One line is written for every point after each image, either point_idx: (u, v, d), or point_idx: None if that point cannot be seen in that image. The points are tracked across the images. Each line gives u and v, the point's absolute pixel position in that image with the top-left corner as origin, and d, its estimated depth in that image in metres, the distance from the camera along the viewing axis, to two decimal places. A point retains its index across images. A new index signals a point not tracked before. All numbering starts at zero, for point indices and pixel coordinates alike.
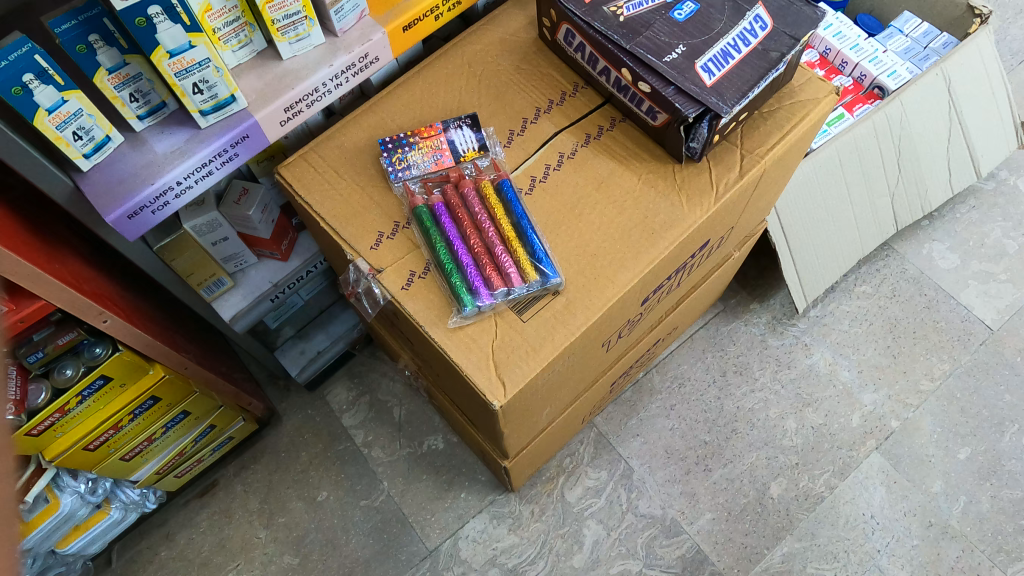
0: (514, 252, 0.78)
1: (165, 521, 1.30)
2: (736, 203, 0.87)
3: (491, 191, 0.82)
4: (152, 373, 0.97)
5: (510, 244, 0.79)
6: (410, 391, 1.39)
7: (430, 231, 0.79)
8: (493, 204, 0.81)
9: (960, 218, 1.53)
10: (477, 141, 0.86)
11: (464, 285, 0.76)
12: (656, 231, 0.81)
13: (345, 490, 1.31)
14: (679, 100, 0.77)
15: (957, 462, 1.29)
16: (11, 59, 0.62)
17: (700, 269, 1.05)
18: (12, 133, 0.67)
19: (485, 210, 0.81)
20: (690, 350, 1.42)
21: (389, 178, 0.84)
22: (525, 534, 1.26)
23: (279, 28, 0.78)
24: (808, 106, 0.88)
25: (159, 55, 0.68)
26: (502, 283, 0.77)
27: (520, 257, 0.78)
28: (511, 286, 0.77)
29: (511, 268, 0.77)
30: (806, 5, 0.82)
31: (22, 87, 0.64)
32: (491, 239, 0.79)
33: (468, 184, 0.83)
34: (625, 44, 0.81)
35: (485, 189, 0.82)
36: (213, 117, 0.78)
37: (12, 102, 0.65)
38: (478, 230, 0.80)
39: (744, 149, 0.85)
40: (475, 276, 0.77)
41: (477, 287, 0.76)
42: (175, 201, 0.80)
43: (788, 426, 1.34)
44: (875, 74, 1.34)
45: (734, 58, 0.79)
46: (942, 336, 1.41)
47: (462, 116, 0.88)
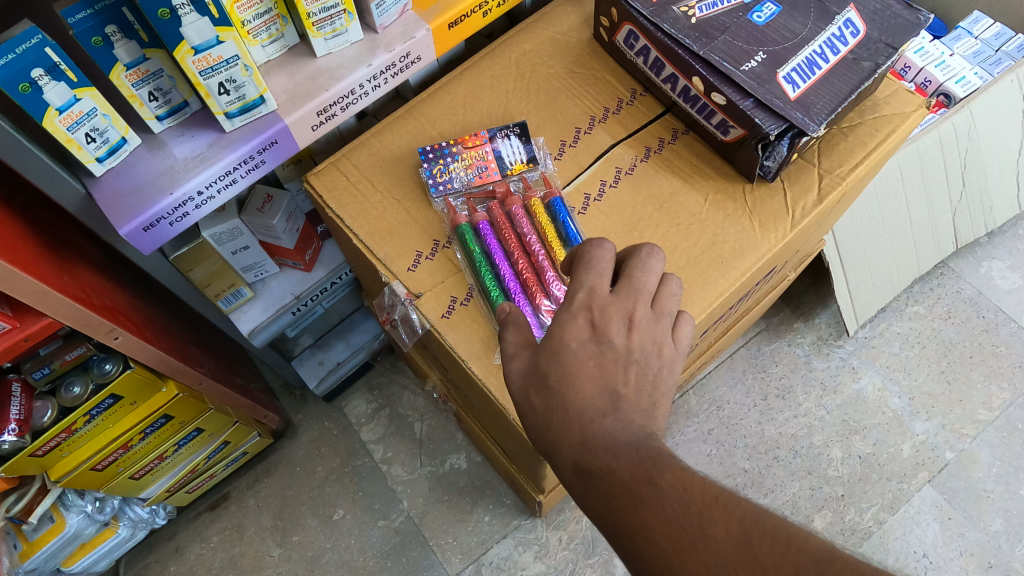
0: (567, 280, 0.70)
1: (175, 534, 1.24)
2: (811, 229, 0.79)
3: (541, 211, 0.73)
4: (165, 391, 0.90)
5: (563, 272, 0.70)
6: (432, 405, 1.32)
7: (472, 251, 0.71)
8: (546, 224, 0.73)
9: (1021, 235, 1.44)
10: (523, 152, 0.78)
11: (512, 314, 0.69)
12: (726, 260, 0.73)
13: (363, 508, 1.24)
14: (758, 115, 0.68)
15: (1017, 499, 1.21)
16: (18, 53, 0.55)
17: (756, 294, 0.97)
18: (14, 133, 0.59)
19: (536, 229, 0.73)
20: (729, 370, 1.34)
21: (429, 191, 0.75)
22: (552, 562, 1.19)
23: (314, 23, 0.69)
24: (894, 122, 0.79)
25: (182, 51, 0.60)
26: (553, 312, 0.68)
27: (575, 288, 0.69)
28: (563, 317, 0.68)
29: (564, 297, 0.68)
30: (906, 9, 0.73)
31: (30, 83, 0.56)
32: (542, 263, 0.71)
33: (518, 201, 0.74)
34: (698, 50, 0.72)
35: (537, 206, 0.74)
36: (239, 120, 0.70)
37: (19, 100, 0.57)
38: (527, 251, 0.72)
39: (823, 169, 0.77)
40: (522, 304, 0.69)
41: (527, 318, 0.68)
42: (196, 212, 0.72)
43: (833, 455, 1.26)
44: (942, 80, 1.25)
45: (821, 69, 0.71)
46: (1002, 362, 1.32)
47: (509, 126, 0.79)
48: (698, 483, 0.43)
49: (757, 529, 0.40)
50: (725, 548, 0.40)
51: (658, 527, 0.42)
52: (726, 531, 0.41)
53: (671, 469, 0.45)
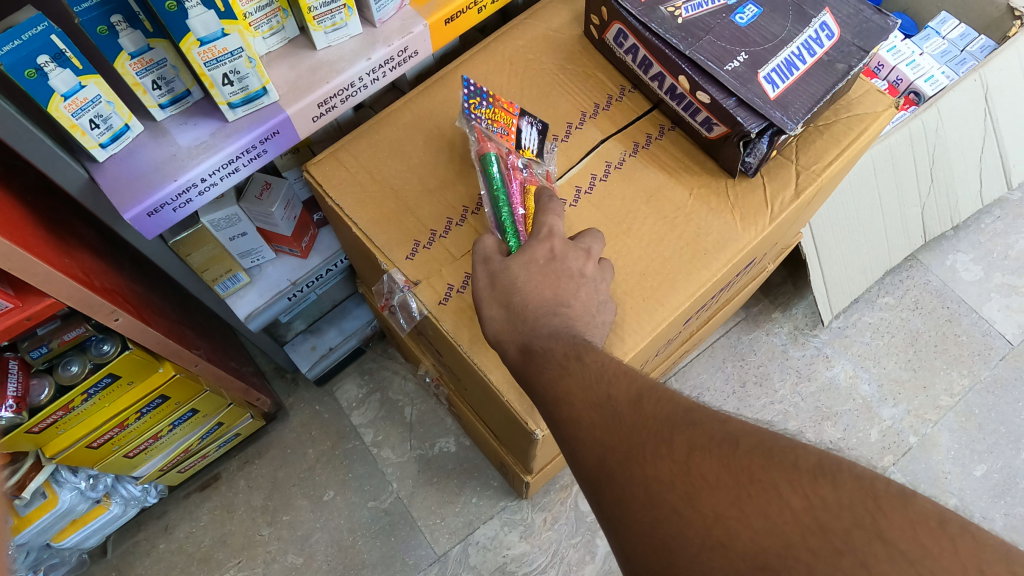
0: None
1: (164, 513, 1.26)
2: (788, 223, 0.83)
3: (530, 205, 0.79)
4: (161, 371, 0.91)
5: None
6: (422, 390, 1.35)
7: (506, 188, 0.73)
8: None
9: (984, 228, 1.51)
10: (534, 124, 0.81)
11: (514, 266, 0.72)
12: (708, 251, 0.77)
13: (353, 490, 1.27)
14: (740, 114, 0.72)
15: (973, 480, 1.28)
16: (24, 39, 0.54)
17: (738, 284, 1.01)
18: (20, 119, 0.59)
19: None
20: (710, 358, 1.40)
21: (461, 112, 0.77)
22: (536, 542, 1.23)
23: (315, 17, 0.71)
24: (867, 121, 0.83)
25: (188, 43, 0.61)
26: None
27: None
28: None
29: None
30: (876, 13, 0.77)
31: (36, 69, 0.56)
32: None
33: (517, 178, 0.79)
34: (684, 50, 0.76)
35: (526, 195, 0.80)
36: (242, 110, 0.72)
37: (24, 86, 0.56)
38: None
39: (800, 165, 0.81)
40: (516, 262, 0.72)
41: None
42: (198, 199, 0.73)
43: (806, 439, 1.32)
44: (912, 79, 1.30)
45: (798, 70, 0.75)
46: (963, 350, 1.39)
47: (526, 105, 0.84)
48: (615, 368, 0.57)
49: (644, 393, 0.53)
50: (621, 405, 0.53)
51: (580, 404, 0.55)
52: (626, 394, 0.54)
53: (587, 364, 0.57)
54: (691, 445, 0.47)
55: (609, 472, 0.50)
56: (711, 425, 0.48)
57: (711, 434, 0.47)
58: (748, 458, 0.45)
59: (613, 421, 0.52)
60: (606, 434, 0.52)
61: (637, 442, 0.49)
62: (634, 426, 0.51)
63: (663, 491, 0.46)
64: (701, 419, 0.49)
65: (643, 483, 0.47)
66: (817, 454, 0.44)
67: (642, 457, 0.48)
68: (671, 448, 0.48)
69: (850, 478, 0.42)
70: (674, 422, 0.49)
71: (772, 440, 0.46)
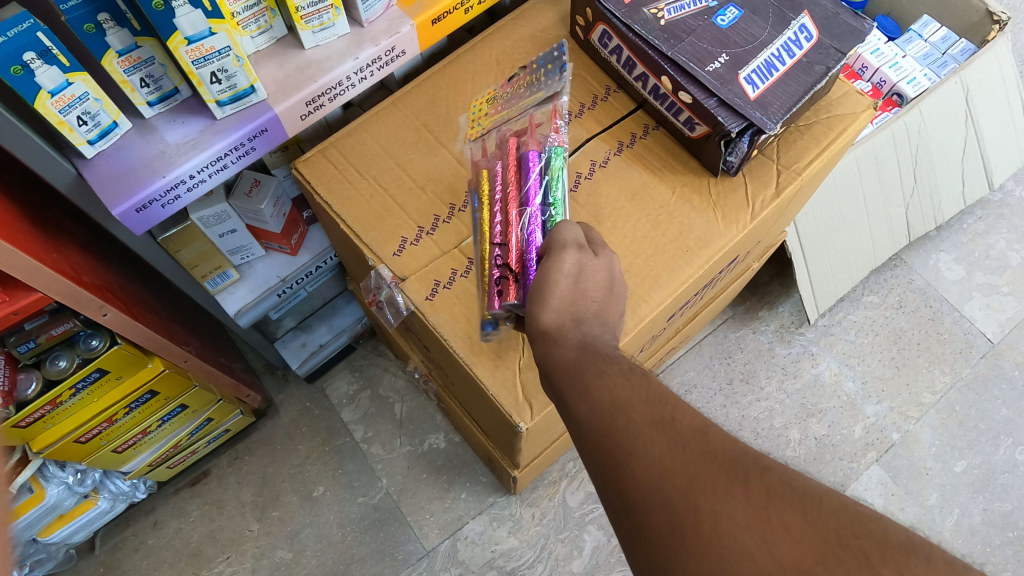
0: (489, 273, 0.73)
1: (154, 508, 1.26)
2: (769, 221, 0.85)
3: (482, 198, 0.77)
4: (151, 366, 0.92)
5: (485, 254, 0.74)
6: (412, 387, 1.37)
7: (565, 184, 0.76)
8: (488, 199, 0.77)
9: (966, 228, 1.53)
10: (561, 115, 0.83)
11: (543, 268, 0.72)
12: (691, 248, 0.78)
13: (343, 486, 1.28)
14: (721, 114, 0.74)
15: (953, 475, 1.30)
16: (10, 36, 0.55)
17: (723, 281, 1.03)
18: (7, 115, 0.60)
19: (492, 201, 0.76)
20: (697, 356, 1.41)
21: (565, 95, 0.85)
22: (524, 537, 1.24)
23: (303, 17, 0.72)
24: (846, 122, 0.85)
25: (176, 41, 0.62)
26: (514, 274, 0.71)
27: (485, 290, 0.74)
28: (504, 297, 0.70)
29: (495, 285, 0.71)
30: (853, 17, 0.79)
31: (23, 66, 0.57)
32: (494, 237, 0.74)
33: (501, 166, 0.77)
34: (667, 51, 0.77)
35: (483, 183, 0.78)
36: (230, 108, 0.73)
37: (11, 83, 0.57)
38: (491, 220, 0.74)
39: (781, 164, 0.83)
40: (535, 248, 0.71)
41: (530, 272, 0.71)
42: (187, 195, 0.74)
43: (791, 436, 1.34)
44: (895, 81, 1.31)
45: (778, 71, 0.77)
46: (945, 348, 1.41)
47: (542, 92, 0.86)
48: (675, 400, 0.55)
49: (710, 430, 0.51)
50: (684, 433, 0.51)
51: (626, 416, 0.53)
52: (691, 425, 0.52)
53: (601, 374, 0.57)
54: (768, 492, 0.46)
55: (658, 487, 0.48)
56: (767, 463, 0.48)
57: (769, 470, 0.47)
58: (834, 522, 0.43)
59: (664, 437, 0.51)
60: (655, 451, 0.50)
61: (703, 475, 0.48)
62: (686, 447, 0.50)
63: (734, 531, 0.44)
64: (778, 470, 0.47)
65: (713, 519, 0.45)
66: (904, 532, 0.42)
67: (708, 492, 0.47)
68: (745, 491, 0.46)
69: (943, 564, 0.40)
70: (734, 456, 0.49)
71: (858, 508, 0.44)
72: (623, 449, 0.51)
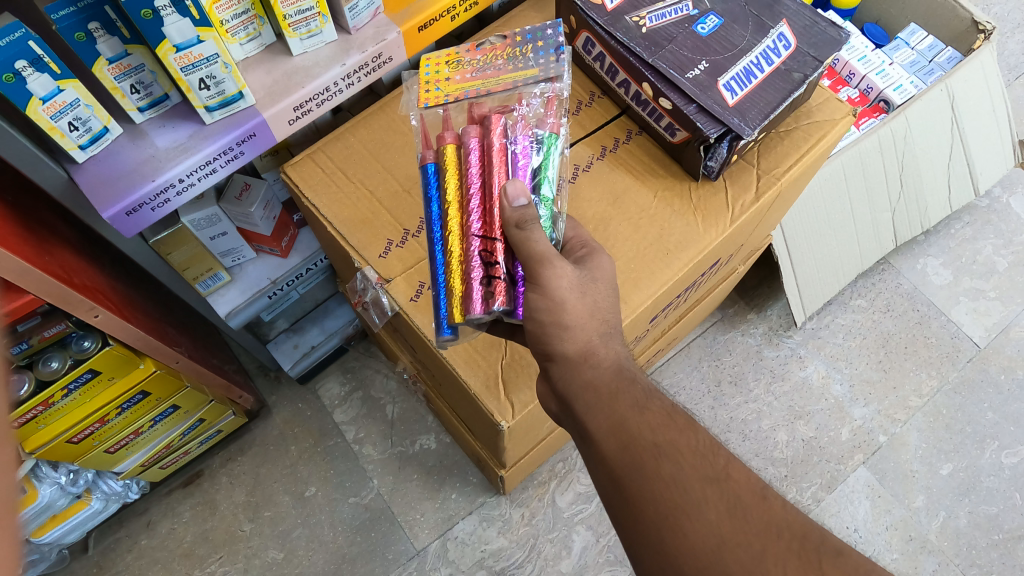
0: (462, 268, 0.66)
1: (147, 509, 1.27)
2: (750, 224, 0.86)
3: (451, 179, 0.69)
4: (142, 367, 0.93)
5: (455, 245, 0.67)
6: (404, 389, 1.38)
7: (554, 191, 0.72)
8: (456, 180, 0.69)
9: (954, 234, 1.54)
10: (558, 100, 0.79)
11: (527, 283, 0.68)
12: (671, 251, 0.80)
13: (335, 486, 1.30)
14: (700, 120, 0.75)
15: (939, 478, 1.31)
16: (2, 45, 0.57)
17: (708, 284, 1.04)
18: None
19: (466, 184, 0.68)
20: (686, 358, 1.43)
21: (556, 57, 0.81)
22: (513, 536, 1.25)
23: (291, 24, 0.74)
24: (826, 127, 0.87)
25: (164, 49, 0.64)
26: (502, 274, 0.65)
27: (452, 286, 0.67)
28: (493, 300, 0.64)
29: (477, 284, 0.64)
30: (831, 25, 0.81)
31: (14, 74, 0.58)
32: (472, 227, 0.66)
33: (478, 144, 0.69)
34: (647, 58, 0.79)
35: (451, 162, 0.70)
36: (219, 113, 0.74)
37: (3, 90, 0.59)
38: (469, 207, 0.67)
39: (761, 170, 0.84)
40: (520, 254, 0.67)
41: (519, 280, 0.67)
42: (176, 198, 0.75)
43: (778, 438, 1.35)
44: (881, 87, 1.33)
45: (756, 78, 0.78)
46: (932, 351, 1.42)
47: (538, 70, 0.80)
48: (729, 464, 0.60)
49: (767, 501, 0.58)
50: (746, 505, 0.57)
51: (676, 470, 0.59)
52: (750, 496, 0.58)
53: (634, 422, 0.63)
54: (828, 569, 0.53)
55: (708, 548, 0.55)
56: (794, 517, 0.57)
57: (797, 525, 0.56)
58: None
59: (709, 493, 0.58)
60: (703, 509, 0.57)
61: (768, 551, 0.54)
62: (729, 504, 0.57)
63: None
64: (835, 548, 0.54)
65: None
66: None
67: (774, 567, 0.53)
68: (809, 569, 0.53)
69: None
70: (793, 530, 0.56)
71: None
72: (679, 511, 0.57)
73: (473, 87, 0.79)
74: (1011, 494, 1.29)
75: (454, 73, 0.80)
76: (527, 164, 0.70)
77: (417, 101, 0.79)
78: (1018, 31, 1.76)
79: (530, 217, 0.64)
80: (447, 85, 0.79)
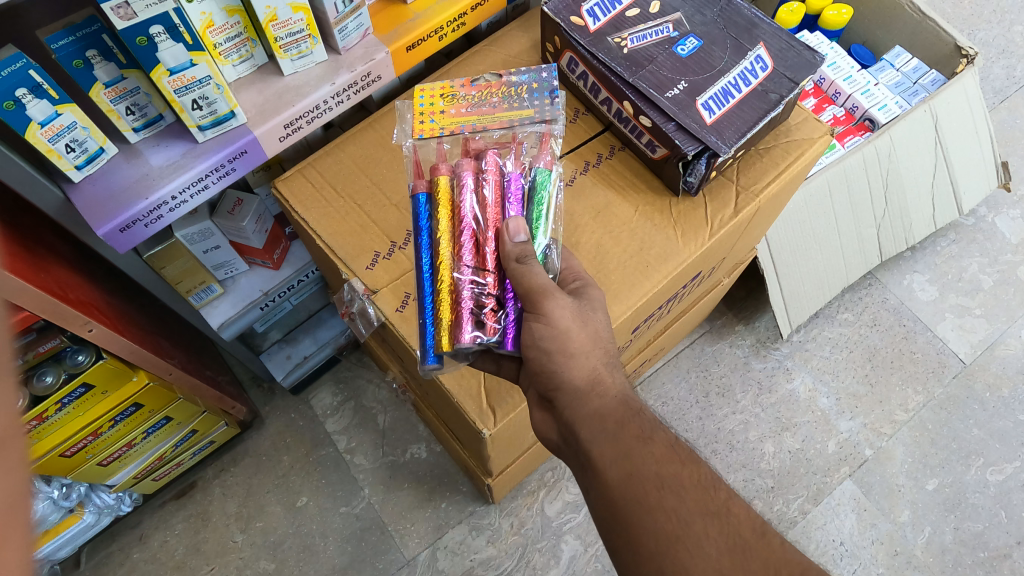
0: (453, 296, 0.68)
1: (140, 522, 1.28)
2: (728, 238, 0.89)
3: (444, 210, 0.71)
4: (135, 380, 0.95)
5: (445, 274, 0.69)
6: (395, 399, 1.40)
7: (546, 227, 0.75)
8: (448, 212, 0.72)
9: (940, 250, 1.57)
10: (551, 140, 0.83)
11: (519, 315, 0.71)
12: (650, 265, 0.82)
13: (326, 496, 1.31)
14: (678, 137, 0.78)
15: (924, 493, 1.32)
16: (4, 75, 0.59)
17: (691, 296, 1.06)
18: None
19: (459, 214, 0.70)
20: (674, 369, 1.45)
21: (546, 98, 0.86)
22: (502, 547, 1.26)
23: (282, 46, 0.77)
24: (803, 145, 0.89)
25: (159, 72, 0.66)
26: (492, 304, 0.68)
27: (441, 312, 0.68)
28: (482, 330, 0.67)
29: (469, 313, 0.67)
30: (807, 49, 0.83)
31: (15, 101, 0.61)
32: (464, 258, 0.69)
33: (473, 178, 0.72)
34: (628, 78, 0.81)
35: (445, 193, 0.72)
36: (211, 132, 0.76)
37: (3, 116, 0.61)
38: (461, 237, 0.70)
39: (740, 185, 0.87)
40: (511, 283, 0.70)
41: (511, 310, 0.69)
42: (169, 215, 0.77)
43: (765, 449, 1.36)
44: (866, 107, 1.35)
45: (734, 98, 0.80)
46: (918, 367, 1.44)
47: (533, 111, 0.84)
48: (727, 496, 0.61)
49: (764, 535, 0.58)
50: (745, 538, 0.57)
51: (678, 503, 0.59)
52: (749, 530, 0.58)
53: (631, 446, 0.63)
54: None
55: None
56: (789, 554, 0.57)
57: (793, 563, 0.56)
58: None
59: (710, 529, 0.58)
60: (704, 544, 0.57)
61: None
62: (729, 540, 0.57)
63: None
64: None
65: None
66: None
67: None
68: None
69: None
70: (789, 565, 0.56)
71: None
72: (678, 540, 0.57)
73: (469, 122, 0.82)
74: (996, 511, 1.30)
75: (450, 107, 0.84)
76: (519, 189, 0.74)
77: (411, 131, 0.83)
78: (1003, 55, 1.80)
79: (529, 252, 0.68)
80: (443, 118, 0.83)
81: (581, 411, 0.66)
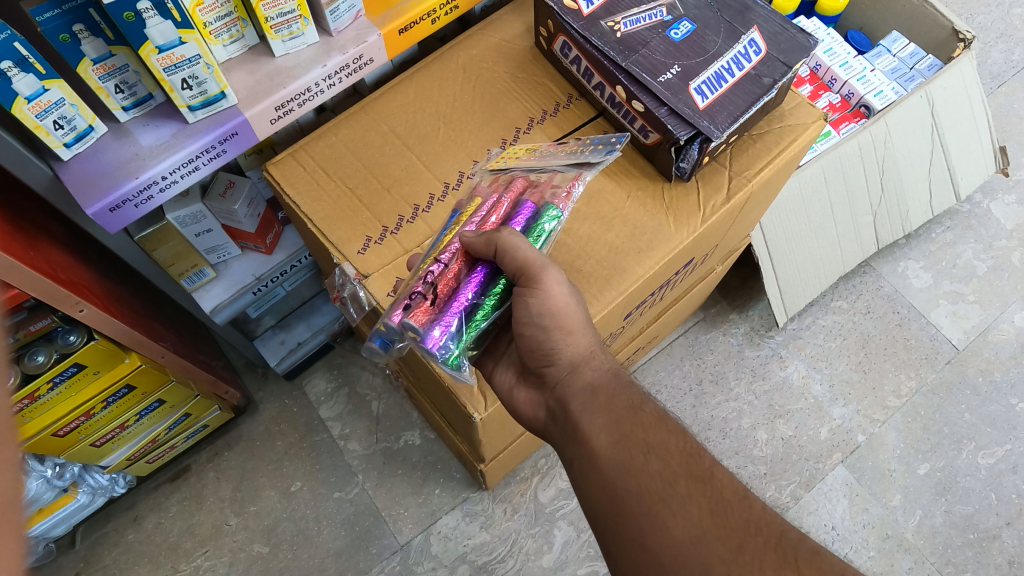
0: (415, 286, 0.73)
1: (134, 504, 1.29)
2: (721, 224, 0.89)
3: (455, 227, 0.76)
4: (128, 361, 0.93)
5: (424, 265, 0.74)
6: (389, 385, 1.40)
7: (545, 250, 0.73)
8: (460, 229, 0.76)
9: (935, 238, 1.57)
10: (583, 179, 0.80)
11: (464, 331, 0.69)
12: (642, 250, 0.83)
13: (320, 481, 1.31)
14: (670, 122, 0.77)
15: (916, 478, 1.33)
16: None
17: (684, 282, 1.07)
18: None
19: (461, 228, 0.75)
20: (668, 357, 1.45)
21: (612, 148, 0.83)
22: (495, 532, 1.27)
23: (273, 26, 0.76)
24: (796, 131, 0.89)
25: (147, 50, 0.66)
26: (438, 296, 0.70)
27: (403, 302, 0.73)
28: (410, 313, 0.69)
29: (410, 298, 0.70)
30: (801, 32, 0.83)
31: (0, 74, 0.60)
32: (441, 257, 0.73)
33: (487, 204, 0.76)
34: (621, 61, 0.81)
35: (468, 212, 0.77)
36: (202, 113, 0.76)
37: None
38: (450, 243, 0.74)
39: (733, 171, 0.86)
40: (466, 293, 0.70)
41: (450, 317, 0.68)
42: (160, 195, 0.77)
43: (758, 436, 1.37)
44: (863, 93, 1.34)
45: (727, 82, 0.80)
46: (911, 353, 1.44)
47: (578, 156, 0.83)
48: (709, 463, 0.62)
49: (746, 498, 0.60)
50: (726, 499, 0.59)
51: (661, 467, 0.61)
52: (730, 492, 0.60)
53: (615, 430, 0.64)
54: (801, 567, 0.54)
55: (687, 540, 0.57)
56: (767, 515, 0.59)
57: (772, 524, 0.58)
58: None
59: (692, 490, 0.60)
60: (686, 505, 0.59)
61: (745, 545, 0.56)
62: (710, 501, 0.59)
63: None
64: (807, 546, 0.56)
65: None
66: None
67: (748, 560, 0.55)
68: (782, 564, 0.55)
69: None
70: (768, 526, 0.57)
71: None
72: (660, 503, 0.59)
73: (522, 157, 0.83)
74: (986, 494, 1.31)
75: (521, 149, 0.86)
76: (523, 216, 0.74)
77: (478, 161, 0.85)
78: (1001, 40, 1.79)
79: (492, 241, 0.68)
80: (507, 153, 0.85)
81: (574, 385, 0.69)
